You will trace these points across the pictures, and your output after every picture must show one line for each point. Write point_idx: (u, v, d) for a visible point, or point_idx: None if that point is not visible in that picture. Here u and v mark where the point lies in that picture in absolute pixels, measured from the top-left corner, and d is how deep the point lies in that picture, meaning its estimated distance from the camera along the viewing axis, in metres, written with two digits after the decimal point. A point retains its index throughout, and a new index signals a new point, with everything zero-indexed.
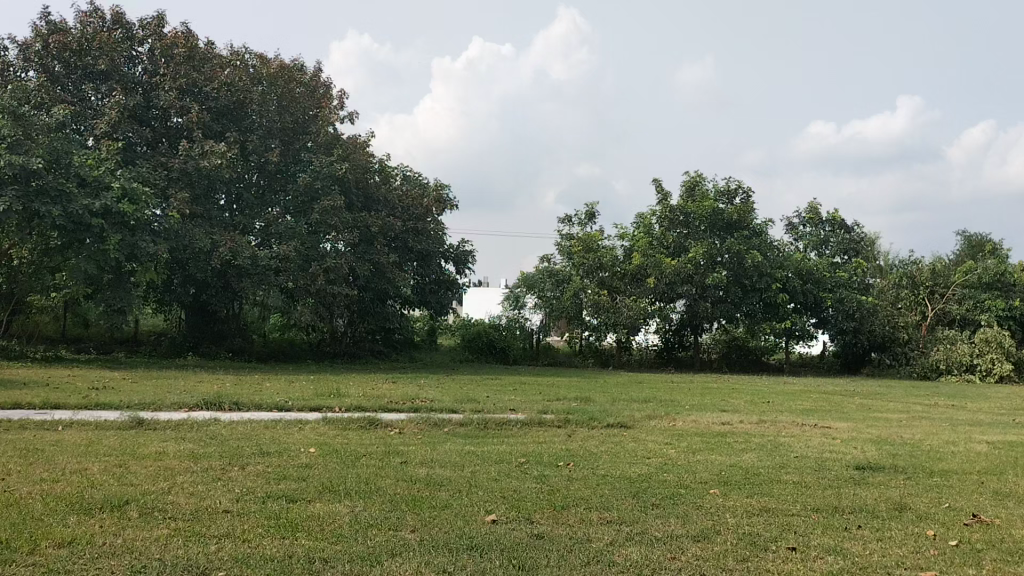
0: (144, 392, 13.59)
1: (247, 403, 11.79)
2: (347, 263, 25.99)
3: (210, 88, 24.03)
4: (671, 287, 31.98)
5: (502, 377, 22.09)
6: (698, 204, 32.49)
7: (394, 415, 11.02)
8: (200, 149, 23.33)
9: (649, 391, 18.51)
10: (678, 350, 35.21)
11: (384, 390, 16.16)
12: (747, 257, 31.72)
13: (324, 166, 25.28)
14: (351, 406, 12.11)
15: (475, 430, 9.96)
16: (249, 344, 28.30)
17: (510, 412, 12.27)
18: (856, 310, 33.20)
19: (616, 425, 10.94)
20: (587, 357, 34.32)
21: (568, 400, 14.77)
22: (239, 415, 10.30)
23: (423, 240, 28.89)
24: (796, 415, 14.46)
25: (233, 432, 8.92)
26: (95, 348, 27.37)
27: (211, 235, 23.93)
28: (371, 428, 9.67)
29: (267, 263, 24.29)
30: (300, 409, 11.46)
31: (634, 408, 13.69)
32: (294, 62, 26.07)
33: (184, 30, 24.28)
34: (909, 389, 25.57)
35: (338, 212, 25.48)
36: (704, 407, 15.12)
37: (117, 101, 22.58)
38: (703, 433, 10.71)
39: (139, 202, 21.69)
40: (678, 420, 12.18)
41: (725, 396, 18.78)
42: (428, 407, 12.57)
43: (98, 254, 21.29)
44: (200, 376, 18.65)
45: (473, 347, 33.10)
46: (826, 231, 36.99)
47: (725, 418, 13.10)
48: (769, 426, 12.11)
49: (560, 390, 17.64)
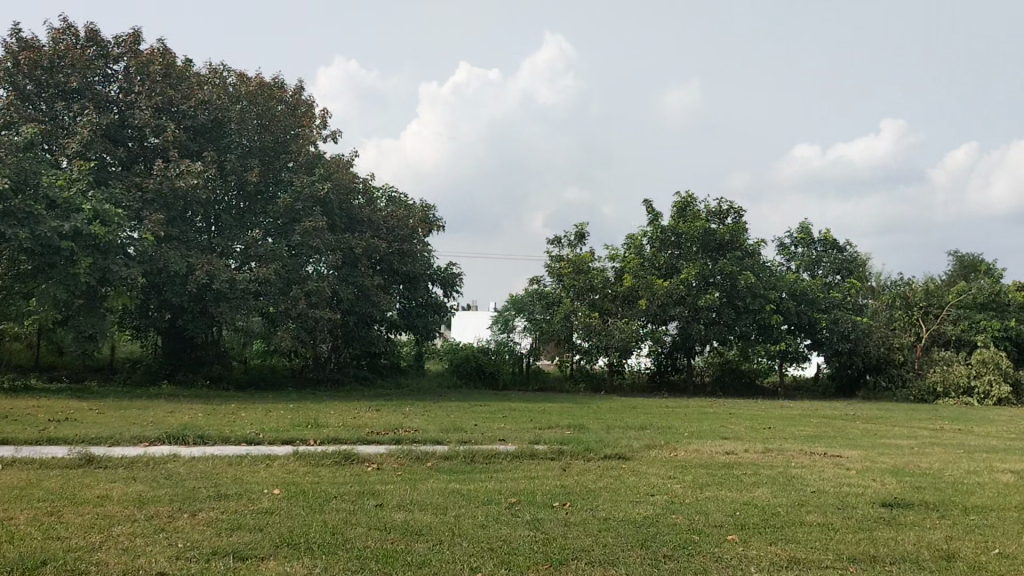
0: (108, 424, 12.69)
1: (214, 436, 10.93)
2: (329, 286, 25.18)
3: (187, 107, 23.33)
4: (663, 309, 31.27)
5: (490, 403, 21.21)
6: (689, 224, 31.91)
7: (372, 448, 10.17)
8: (177, 169, 22.57)
9: (644, 417, 17.71)
10: (671, 374, 34.29)
11: (365, 419, 15.29)
12: (739, 278, 31.12)
13: (305, 187, 24.57)
14: (328, 438, 11.26)
15: (460, 464, 9.13)
16: (229, 370, 27.35)
17: (499, 442, 11.46)
18: (851, 331, 32.54)
19: (613, 456, 10.14)
20: (578, 381, 33.45)
21: (561, 429, 13.94)
22: (203, 449, 9.44)
23: (408, 263, 28.12)
24: (800, 442, 13.68)
25: (193, 471, 8.07)
26: (68, 376, 26.36)
27: (187, 258, 23.08)
28: (347, 463, 8.83)
29: (246, 286, 23.45)
30: (271, 442, 10.61)
31: (631, 436, 12.88)
32: (274, 79, 25.41)
33: (160, 48, 23.62)
34: (910, 412, 24.81)
35: (320, 234, 24.73)
36: (703, 435, 14.32)
37: (89, 120, 21.80)
38: (708, 464, 9.92)
39: (112, 224, 20.85)
40: (678, 450, 11.38)
41: (723, 421, 17.98)
42: (411, 438, 11.73)
43: (68, 278, 20.42)
44: (173, 405, 17.71)
45: (460, 371, 32.20)
46: (818, 251, 36.39)
47: (728, 446, 12.30)
48: (776, 455, 11.33)
49: (551, 416, 16.81)
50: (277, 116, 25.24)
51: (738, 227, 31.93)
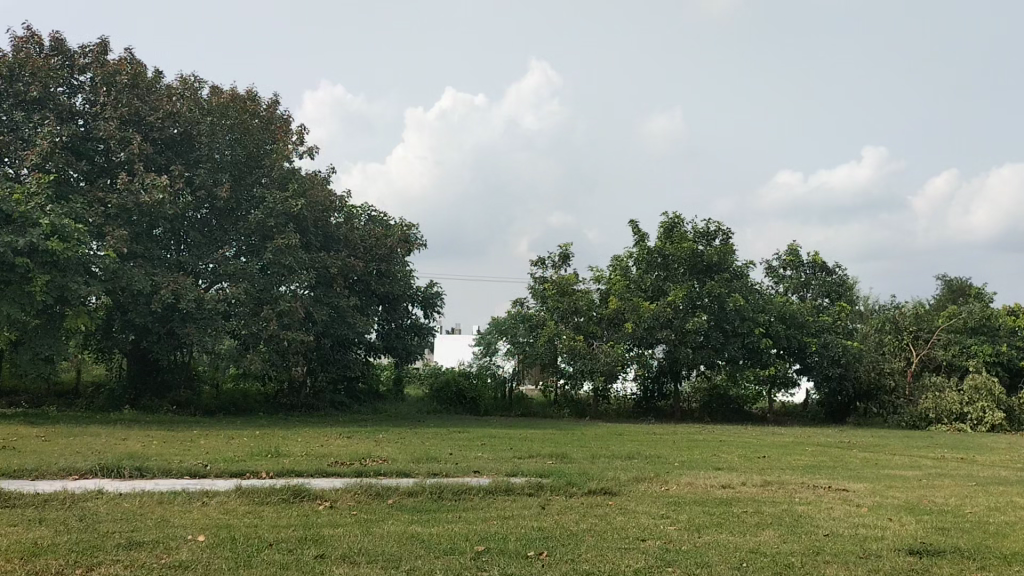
0: (45, 453, 11.54)
1: (154, 467, 9.80)
2: (303, 306, 24.11)
3: (155, 119, 22.30)
4: (649, 332, 30.36)
5: (469, 430, 20.07)
6: (677, 246, 31.10)
7: (329, 481, 9.09)
8: (142, 183, 21.50)
9: (630, 445, 16.70)
10: (658, 400, 33.32)
11: (333, 447, 14.21)
12: (728, 300, 30.34)
13: (278, 202, 23.52)
14: (283, 470, 10.17)
15: (427, 501, 8.10)
16: (198, 396, 26.15)
17: (474, 475, 10.42)
18: (842, 356, 31.74)
19: (599, 492, 9.10)
20: (563, 407, 32.42)
21: (542, 458, 12.96)
22: (134, 484, 8.35)
23: (386, 283, 27.07)
24: (798, 474, 12.69)
25: (114, 512, 6.97)
26: (26, 400, 25.05)
27: (153, 277, 21.94)
28: (296, 501, 7.77)
29: (215, 306, 22.36)
30: (218, 475, 9.53)
31: (617, 467, 11.86)
32: (247, 92, 24.46)
33: (128, 57, 22.60)
34: (907, 441, 23.84)
35: (293, 252, 23.71)
36: (694, 466, 13.32)
37: (50, 130, 20.63)
38: (705, 501, 8.91)
39: (71, 240, 19.68)
40: (670, 483, 10.36)
41: (715, 450, 16.97)
42: (376, 470, 10.65)
43: (22, 297, 19.22)
44: (129, 432, 16.55)
45: (440, 397, 31.36)
46: (807, 274, 35.70)
47: (724, 479, 11.29)
48: (776, 489, 10.31)
49: (533, 444, 15.78)
50: (250, 129, 24.21)
51: (726, 249, 31.15)
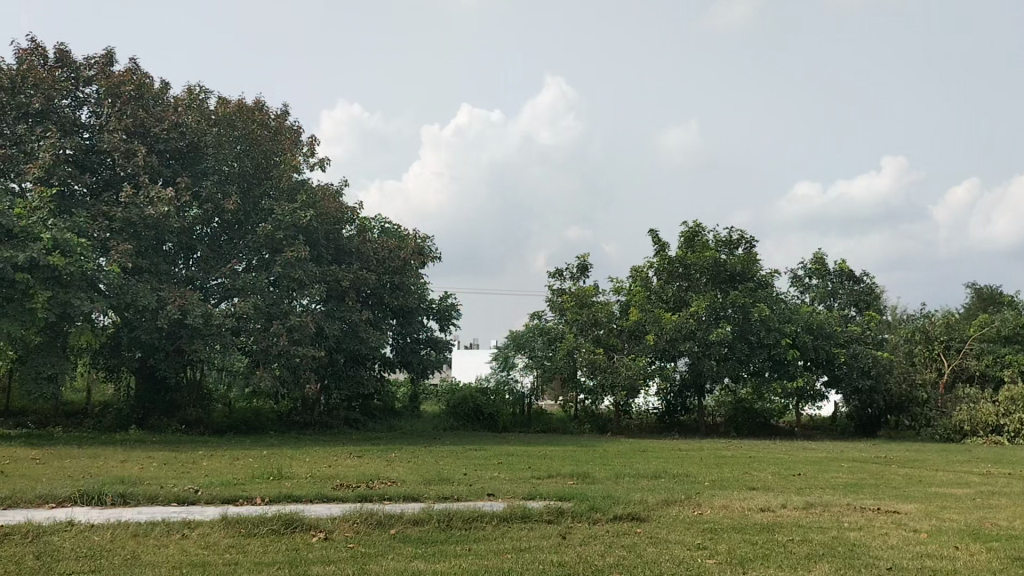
0: (30, 477, 10.78)
1: (141, 493, 8.97)
2: (314, 321, 23.46)
3: (161, 131, 21.71)
4: (672, 344, 29.37)
5: (486, 448, 19.25)
6: (699, 255, 30.23)
7: (327, 508, 8.27)
8: (147, 195, 20.88)
9: (656, 463, 15.80)
10: (681, 414, 32.36)
11: (339, 468, 13.39)
12: (753, 310, 29.43)
13: (286, 214, 22.88)
14: (280, 495, 9.35)
15: (435, 531, 7.27)
16: (207, 415, 25.45)
17: (487, 499, 9.56)
18: (872, 367, 30.69)
19: (626, 517, 8.22)
20: (583, 422, 31.46)
21: (563, 479, 12.13)
22: (113, 513, 7.56)
23: (399, 297, 26.37)
24: (838, 494, 11.76)
25: (78, 547, 6.16)
26: (32, 421, 24.46)
27: (159, 291, 21.26)
28: (287, 532, 6.95)
29: (223, 322, 21.67)
30: (209, 502, 8.72)
31: (644, 488, 10.97)
32: (256, 102, 23.87)
33: (133, 68, 22.05)
34: (947, 455, 22.61)
35: (304, 265, 23.07)
36: (726, 486, 12.43)
37: (52, 142, 20.05)
38: (746, 529, 8.02)
39: (73, 255, 19.02)
40: (702, 507, 9.45)
41: (746, 467, 16.07)
42: (382, 493, 9.82)
43: (23, 314, 18.58)
44: (131, 454, 15.81)
45: (457, 413, 30.52)
46: (833, 283, 34.71)
47: (762, 501, 10.36)
48: (819, 512, 9.39)
49: (553, 463, 14.89)
50: (258, 139, 23.60)
51: (750, 258, 30.29)
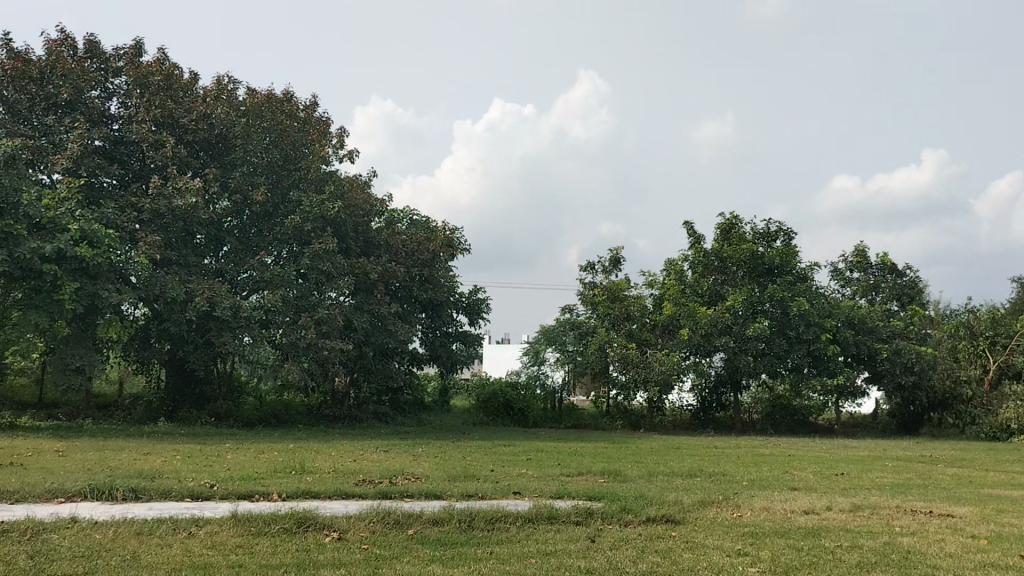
0: (46, 471, 10.53)
1: (154, 488, 8.63)
2: (343, 314, 23.20)
3: (188, 121, 21.52)
4: (707, 339, 28.70)
5: (515, 443, 18.80)
6: (735, 248, 29.52)
7: (345, 506, 7.88)
8: (175, 186, 20.69)
9: (692, 461, 15.25)
10: (717, 411, 31.62)
11: (363, 463, 13.04)
12: (792, 305, 28.68)
13: (315, 205, 22.60)
14: (297, 491, 8.97)
15: (456, 531, 6.84)
16: (236, 407, 25.34)
17: (513, 497, 9.10)
18: (916, 362, 29.92)
19: (660, 520, 7.72)
20: (616, 418, 30.88)
21: (594, 476, 11.68)
22: (121, 510, 7.21)
23: (429, 290, 26.02)
24: (885, 495, 11.14)
25: (76, 546, 5.81)
26: (65, 412, 24.54)
27: (187, 283, 21.09)
28: (299, 532, 6.54)
29: (251, 314, 21.45)
30: (224, 498, 8.37)
31: (679, 488, 10.46)
32: (284, 92, 23.61)
33: (162, 58, 21.88)
34: (995, 454, 21.65)
35: (332, 257, 22.81)
36: (766, 485, 11.87)
37: (81, 133, 19.96)
38: (788, 534, 7.50)
39: (100, 246, 18.88)
40: (741, 508, 8.91)
41: (786, 466, 15.47)
42: (403, 489, 9.41)
43: (50, 305, 18.48)
44: (156, 446, 15.61)
45: (487, 408, 30.13)
46: (875, 276, 33.82)
47: (806, 503, 9.79)
48: (867, 516, 8.80)
49: (584, 460, 14.39)
50: (287, 130, 23.36)
51: (788, 251, 29.51)
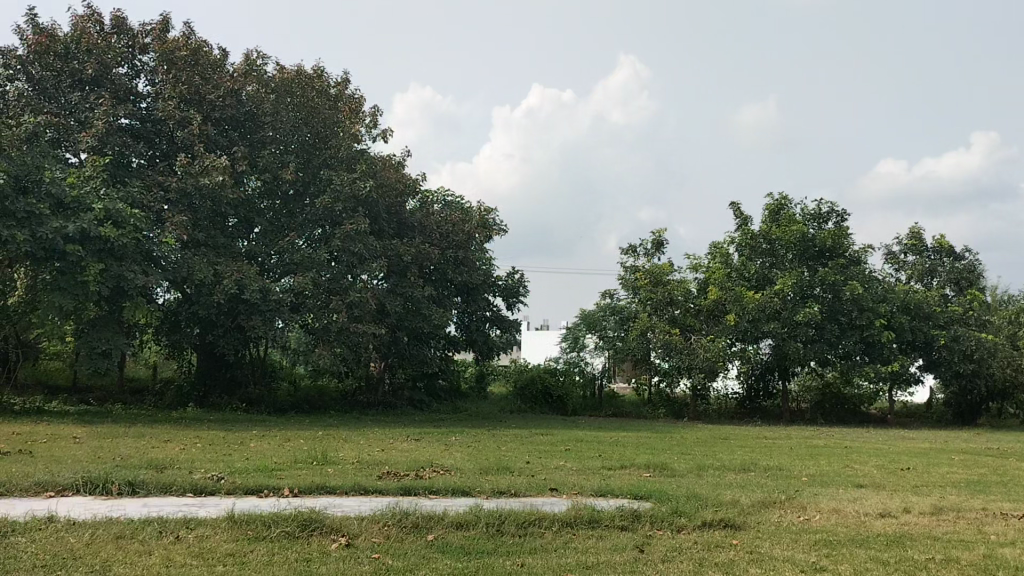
0: (53, 460, 9.87)
1: (154, 482, 7.83)
2: (375, 297, 22.42)
3: (216, 97, 20.88)
4: (754, 325, 27.47)
5: (552, 432, 17.83)
6: (784, 229, 28.20)
7: (360, 504, 7.01)
8: (202, 164, 20.08)
9: (741, 453, 14.22)
10: (763, 400, 30.43)
11: (390, 454, 12.21)
12: (844, 288, 27.29)
13: (345, 184, 21.81)
14: (312, 486, 8.11)
15: (484, 538, 5.95)
16: (269, 393, 24.83)
17: (551, 495, 8.17)
18: (975, 349, 28.28)
19: (717, 525, 6.77)
20: (658, 407, 29.81)
21: (638, 470, 10.74)
22: (111, 509, 6.44)
23: (464, 272, 25.16)
24: (964, 494, 10.01)
25: (43, 553, 5.04)
26: (98, 397, 24.25)
27: (216, 265, 20.48)
28: (303, 537, 5.70)
29: (280, 297, 20.79)
30: (230, 494, 7.57)
31: (733, 485, 9.46)
32: (316, 68, 22.88)
33: (190, 33, 21.23)
34: None
35: (364, 238, 22.02)
36: (827, 482, 10.81)
37: (106, 110, 19.43)
38: (867, 543, 6.47)
39: (126, 225, 18.29)
40: (807, 511, 7.91)
41: (846, 460, 14.33)
42: (429, 484, 8.53)
43: (76, 287, 17.98)
44: (179, 433, 14.98)
45: (525, 395, 29.29)
46: (932, 260, 32.21)
47: (882, 505, 8.70)
48: (953, 520, 7.72)
49: (627, 451, 13.44)
50: (318, 108, 22.63)
51: (840, 232, 28.07)
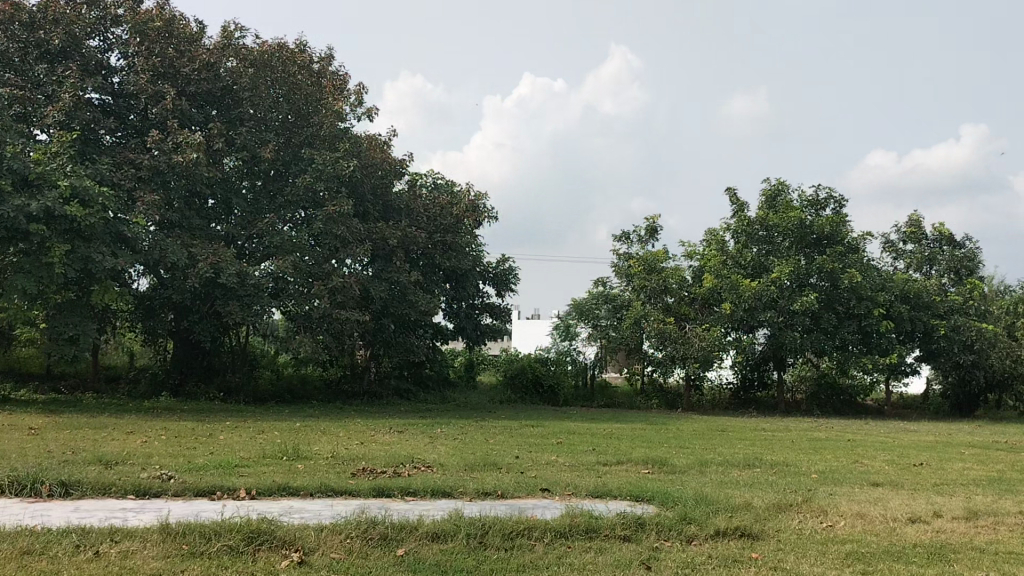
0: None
1: (93, 482, 6.90)
2: (359, 282, 21.47)
3: (191, 70, 19.87)
4: (750, 314, 26.66)
5: (543, 424, 16.97)
6: (781, 216, 27.37)
7: (323, 509, 6.09)
8: (175, 141, 19.09)
9: (743, 448, 13.38)
10: (758, 390, 29.62)
11: (368, 448, 11.28)
12: (842, 277, 26.50)
13: (327, 163, 20.86)
14: (273, 487, 7.16)
15: (462, 554, 5.06)
16: (248, 382, 23.88)
17: (543, 497, 7.28)
18: (975, 340, 27.56)
19: (732, 534, 5.93)
20: (651, 397, 28.98)
21: (636, 466, 9.89)
22: (32, 517, 5.54)
23: (452, 258, 24.23)
24: (990, 495, 9.17)
25: None
26: (70, 385, 23.25)
27: (190, 247, 19.49)
28: (249, 553, 4.81)
29: (258, 282, 19.83)
30: (177, 498, 6.65)
31: (742, 485, 8.62)
32: (296, 44, 21.90)
33: (164, 4, 20.18)
34: None
35: (347, 221, 21.05)
36: (840, 480, 9.98)
37: (74, 82, 18.40)
38: (906, 558, 5.61)
39: (94, 204, 17.24)
40: (829, 516, 7.07)
41: (852, 454, 13.53)
42: (406, 484, 7.61)
43: (40, 269, 16.96)
44: (145, 424, 14.05)
45: (515, 385, 28.50)
46: (931, 248, 31.47)
47: (909, 507, 7.84)
48: (993, 527, 6.88)
49: (622, 445, 12.59)
50: (298, 85, 21.64)
51: (839, 218, 27.26)
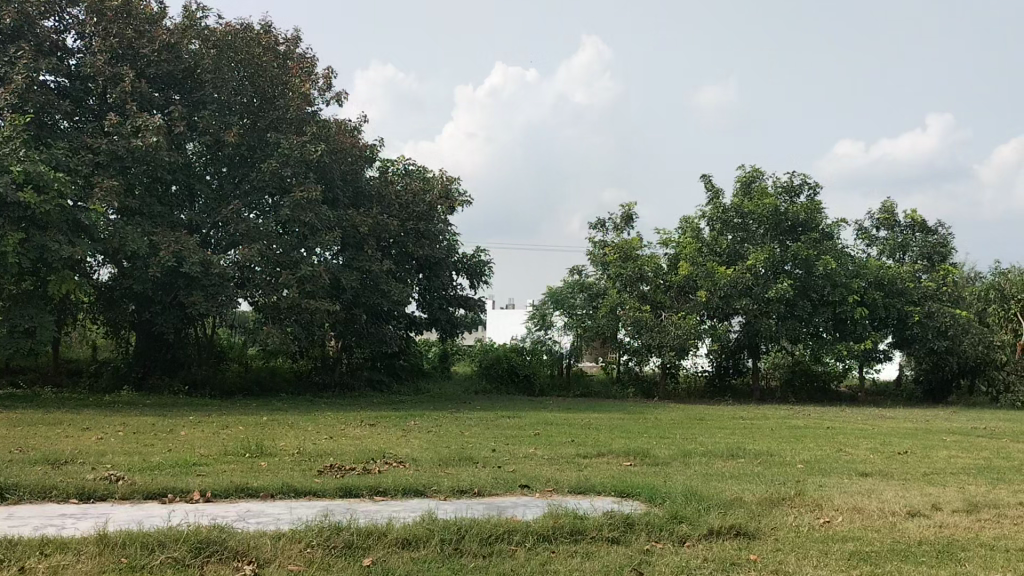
0: None
1: (35, 486, 6.32)
2: (329, 272, 20.87)
3: (151, 51, 19.09)
4: (726, 302, 26.40)
5: (517, 415, 16.54)
6: (756, 202, 27.10)
7: (285, 513, 5.58)
8: (133, 124, 18.33)
9: (723, 437, 13.03)
10: (734, 378, 29.42)
11: (338, 443, 10.77)
12: (818, 264, 26.31)
13: (294, 148, 20.21)
14: (232, 488, 6.63)
15: (436, 563, 4.57)
16: (215, 374, 23.20)
17: (522, 494, 6.81)
18: (949, 326, 27.52)
19: (727, 533, 5.51)
20: (626, 386, 28.67)
21: (617, 460, 9.45)
22: None
23: (425, 246, 23.68)
24: (982, 484, 8.86)
25: None
26: (28, 380, 22.42)
27: (151, 235, 18.76)
28: (195, 565, 4.29)
29: (224, 271, 19.16)
30: (126, 502, 6.10)
31: (729, 478, 8.23)
32: (261, 24, 21.18)
33: None
34: None
35: (316, 208, 20.41)
36: (827, 471, 9.62)
37: (26, 64, 17.57)
38: (916, 557, 5.21)
39: (49, 190, 16.47)
40: (824, 511, 6.69)
41: (834, 443, 13.22)
42: (376, 483, 7.10)
43: None
44: (104, 420, 13.42)
45: (490, 376, 28.06)
46: (903, 234, 31.42)
47: (905, 500, 7.47)
48: (995, 521, 6.54)
49: (601, 436, 12.18)
50: (263, 68, 20.92)
51: (815, 205, 27.06)
